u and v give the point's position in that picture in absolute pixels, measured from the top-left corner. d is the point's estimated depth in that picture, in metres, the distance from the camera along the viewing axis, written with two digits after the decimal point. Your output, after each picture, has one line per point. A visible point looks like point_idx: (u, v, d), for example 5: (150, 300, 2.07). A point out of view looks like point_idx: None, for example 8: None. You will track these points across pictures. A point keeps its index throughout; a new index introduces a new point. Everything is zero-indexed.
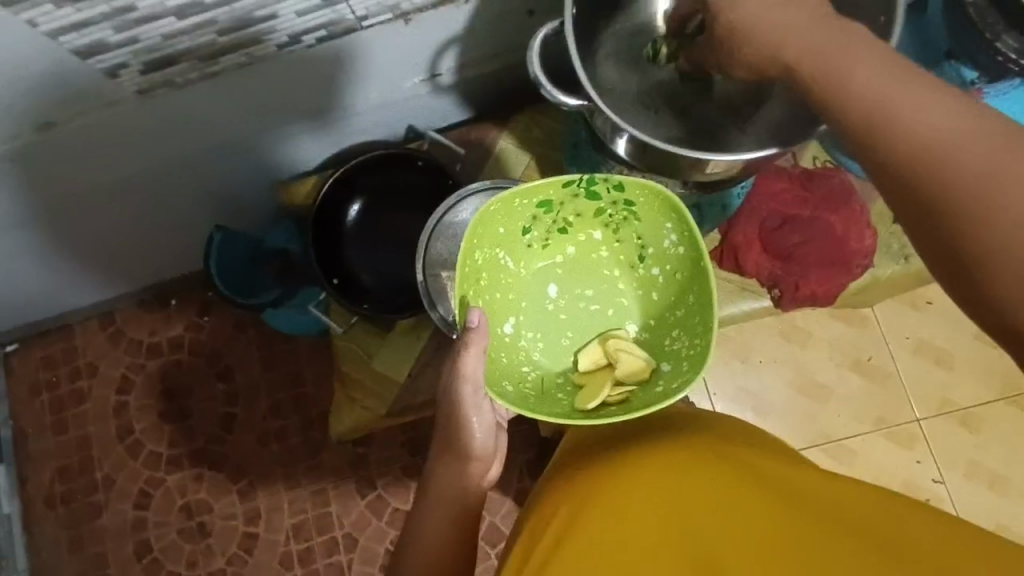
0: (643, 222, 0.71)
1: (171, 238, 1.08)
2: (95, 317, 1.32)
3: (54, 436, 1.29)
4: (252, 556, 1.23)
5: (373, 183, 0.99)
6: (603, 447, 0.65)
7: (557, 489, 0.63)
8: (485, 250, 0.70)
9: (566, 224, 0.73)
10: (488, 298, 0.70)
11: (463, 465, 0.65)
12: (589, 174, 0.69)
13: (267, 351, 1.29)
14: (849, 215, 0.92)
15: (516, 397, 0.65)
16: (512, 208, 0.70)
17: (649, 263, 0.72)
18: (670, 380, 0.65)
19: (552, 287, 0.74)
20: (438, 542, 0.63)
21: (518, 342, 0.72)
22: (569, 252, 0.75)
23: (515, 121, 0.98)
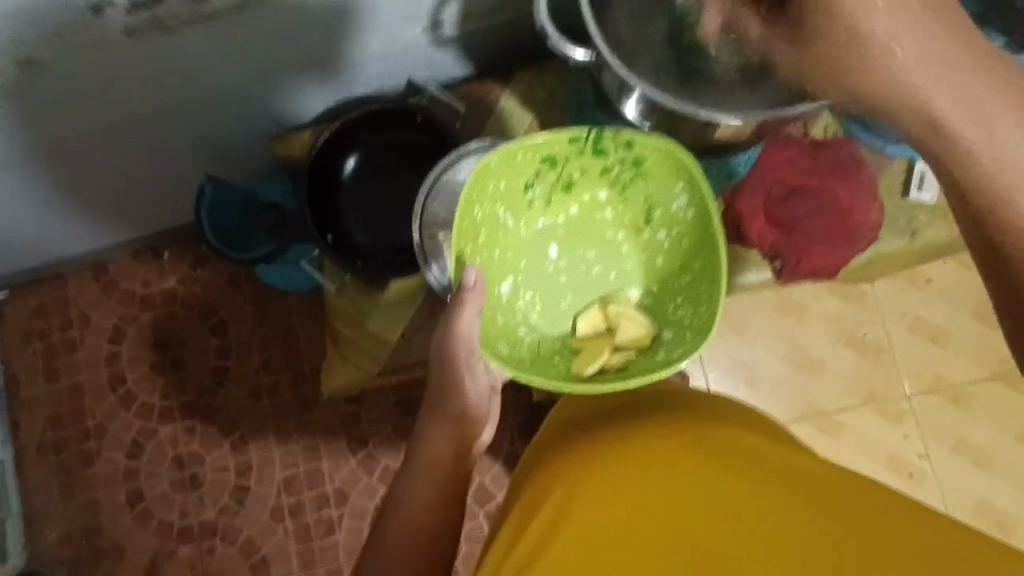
0: (651, 183, 0.73)
1: (162, 187, 1.06)
2: (87, 266, 1.30)
3: (45, 384, 1.28)
4: (243, 508, 1.25)
5: (370, 139, 0.97)
6: (609, 419, 0.65)
7: (551, 463, 0.63)
8: (484, 208, 0.71)
9: (571, 181, 0.74)
10: (484, 257, 0.71)
11: (454, 426, 0.67)
12: (598, 130, 0.70)
13: (260, 307, 1.28)
14: (856, 187, 0.91)
15: (509, 359, 0.68)
16: (514, 162, 0.71)
17: (656, 227, 0.74)
18: (670, 349, 0.70)
19: (552, 248, 0.76)
20: (427, 509, 0.63)
21: (515, 303, 0.73)
22: (572, 211, 0.76)
23: (518, 79, 0.95)
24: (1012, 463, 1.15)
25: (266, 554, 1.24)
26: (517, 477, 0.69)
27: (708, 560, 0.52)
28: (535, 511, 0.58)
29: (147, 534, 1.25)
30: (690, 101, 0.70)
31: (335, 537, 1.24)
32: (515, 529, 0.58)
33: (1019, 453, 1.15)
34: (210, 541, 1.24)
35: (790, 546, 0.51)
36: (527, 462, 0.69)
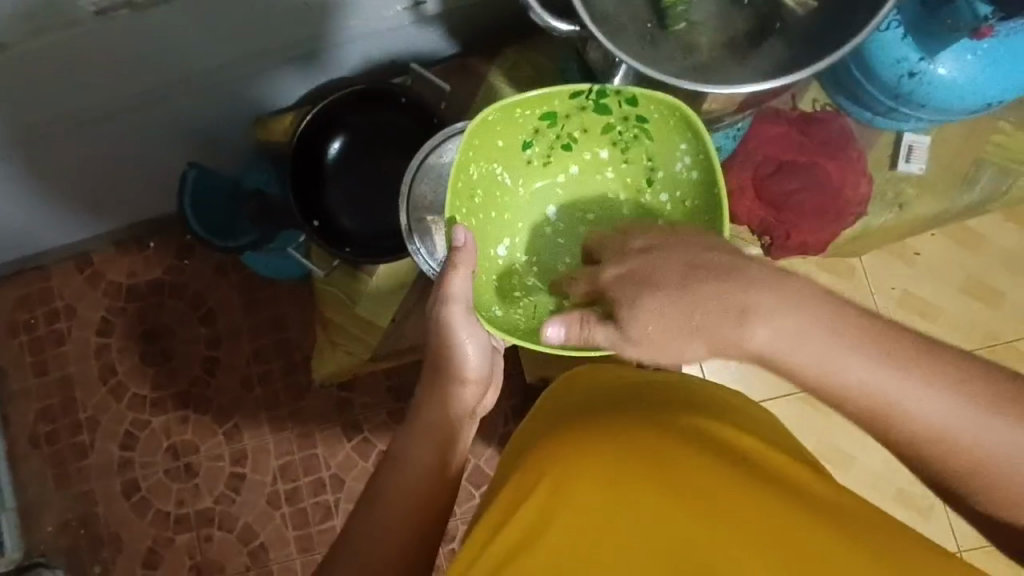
0: (656, 142, 0.73)
1: (144, 175, 1.04)
2: (71, 257, 1.28)
3: (34, 377, 1.27)
4: (240, 496, 1.25)
5: (355, 122, 0.95)
6: (609, 402, 0.65)
7: (545, 442, 0.62)
8: (480, 165, 0.74)
9: (570, 140, 0.76)
10: (480, 218, 0.75)
11: (451, 394, 0.66)
12: (600, 87, 0.71)
13: (249, 296, 1.27)
14: (845, 162, 0.90)
15: (501, 322, 0.72)
16: (512, 119, 0.73)
17: (658, 189, 0.75)
18: None
19: (551, 208, 0.78)
20: (415, 470, 0.61)
21: (511, 265, 0.77)
22: (572, 170, 0.78)
23: (504, 57, 0.93)
24: None
25: (264, 540, 1.24)
26: (507, 459, 0.68)
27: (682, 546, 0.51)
28: (530, 489, 0.57)
29: (144, 524, 1.25)
30: (682, 73, 0.68)
31: (332, 522, 1.25)
32: (507, 507, 0.57)
33: None
34: (208, 529, 1.25)
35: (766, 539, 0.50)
36: (522, 438, 0.69)
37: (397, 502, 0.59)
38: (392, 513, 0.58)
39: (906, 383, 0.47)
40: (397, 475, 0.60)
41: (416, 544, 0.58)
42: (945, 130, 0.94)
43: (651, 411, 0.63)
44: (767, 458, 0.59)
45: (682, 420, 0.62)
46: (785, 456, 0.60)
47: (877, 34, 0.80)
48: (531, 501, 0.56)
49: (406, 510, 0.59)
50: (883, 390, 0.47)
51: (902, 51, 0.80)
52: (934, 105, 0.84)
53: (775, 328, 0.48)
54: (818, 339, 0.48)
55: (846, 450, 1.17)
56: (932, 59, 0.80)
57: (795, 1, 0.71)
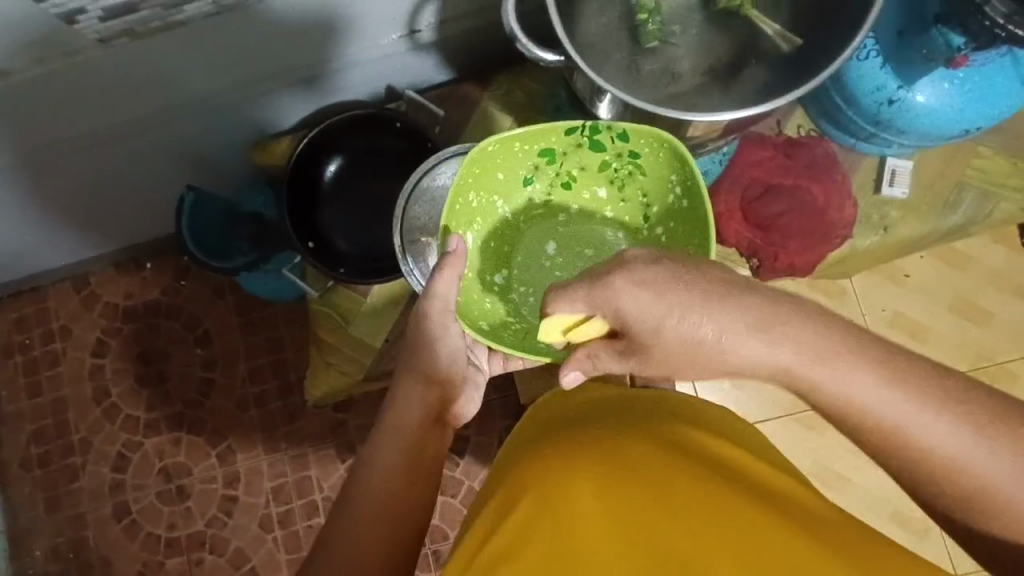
0: (649, 178, 0.75)
1: (143, 197, 1.05)
2: (68, 279, 1.29)
3: (27, 399, 1.27)
4: (232, 519, 1.24)
5: (351, 145, 0.97)
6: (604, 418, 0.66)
7: (521, 463, 0.63)
8: (480, 195, 0.76)
9: (570, 178, 0.78)
10: (476, 243, 0.77)
11: (423, 389, 0.67)
12: (593, 123, 0.73)
13: (245, 317, 1.27)
14: (830, 185, 0.91)
15: (488, 333, 0.74)
16: (512, 153, 0.75)
17: (653, 224, 0.77)
18: None
19: (551, 245, 0.80)
20: (392, 472, 0.61)
21: (506, 294, 0.78)
22: (572, 209, 0.79)
23: (497, 83, 0.95)
24: None
25: (256, 564, 1.23)
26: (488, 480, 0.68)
27: (675, 555, 0.51)
28: (508, 510, 0.58)
29: (135, 548, 1.23)
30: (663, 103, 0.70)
31: None
32: (493, 519, 0.58)
33: None
34: (199, 553, 1.23)
35: (756, 548, 0.51)
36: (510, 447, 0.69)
37: (370, 504, 0.59)
38: (365, 516, 0.58)
39: (912, 404, 0.48)
40: (370, 479, 0.60)
41: (392, 547, 0.56)
42: (929, 154, 0.96)
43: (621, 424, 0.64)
44: (737, 462, 0.60)
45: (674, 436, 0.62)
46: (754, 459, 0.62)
47: (856, 62, 0.82)
48: (509, 522, 0.57)
49: (378, 512, 0.58)
50: (884, 411, 0.48)
51: (881, 78, 0.82)
52: (913, 131, 0.86)
53: (794, 339, 0.51)
54: (826, 352, 0.50)
55: (842, 472, 1.17)
56: (910, 87, 0.82)
57: (778, 34, 0.72)
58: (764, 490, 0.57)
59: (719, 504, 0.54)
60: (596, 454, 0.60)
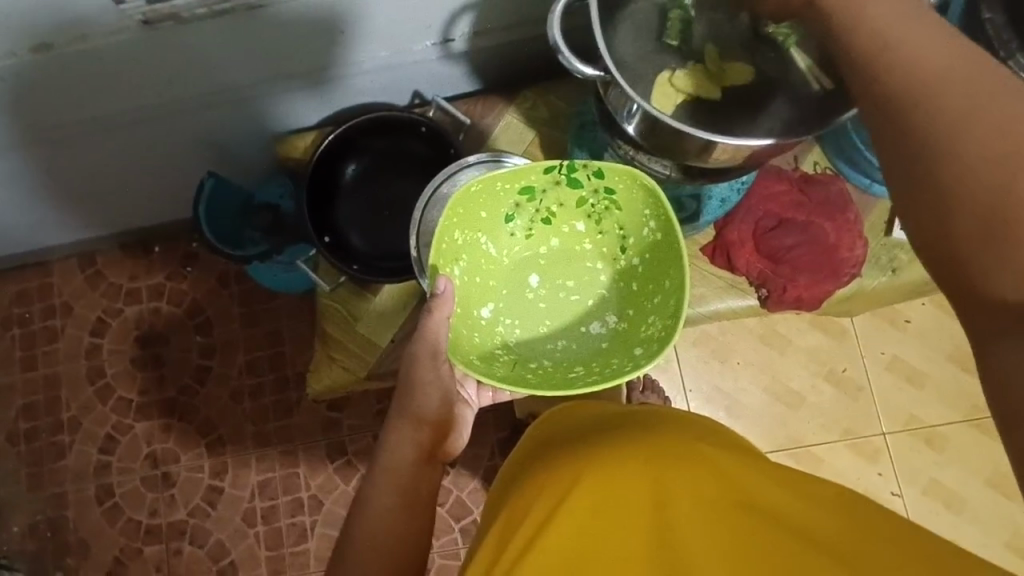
0: (624, 213, 0.76)
1: (161, 182, 1.07)
2: (76, 256, 1.30)
3: (21, 371, 1.27)
4: (215, 511, 1.23)
5: (375, 146, 0.98)
6: (592, 434, 0.64)
7: (539, 472, 0.63)
8: (465, 233, 0.76)
9: (550, 214, 0.78)
10: (466, 281, 0.76)
11: (414, 429, 0.68)
12: (570, 161, 0.74)
13: (248, 308, 1.28)
14: (842, 224, 0.92)
15: (479, 367, 0.72)
16: (494, 192, 0.76)
17: (631, 254, 0.77)
18: (641, 358, 0.72)
19: (533, 277, 0.79)
20: (388, 510, 0.63)
21: (493, 327, 0.77)
22: (553, 243, 0.79)
23: (522, 98, 0.97)
24: (981, 508, 1.16)
25: (235, 558, 1.22)
26: (498, 485, 0.69)
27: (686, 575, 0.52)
28: (521, 517, 0.58)
29: (114, 532, 1.22)
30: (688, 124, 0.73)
31: (306, 545, 1.22)
32: (495, 551, 0.57)
33: (988, 497, 1.16)
34: (178, 542, 1.22)
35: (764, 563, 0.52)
36: (508, 473, 0.68)
37: (369, 543, 0.61)
38: (371, 556, 0.61)
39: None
40: (367, 518, 0.63)
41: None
42: None
43: (659, 439, 0.61)
44: (775, 499, 0.57)
45: (669, 438, 0.61)
46: (796, 495, 0.58)
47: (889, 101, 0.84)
48: (518, 536, 0.57)
49: (375, 551, 0.61)
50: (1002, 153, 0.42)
51: None
52: None
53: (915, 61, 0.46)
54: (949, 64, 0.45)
55: None
56: None
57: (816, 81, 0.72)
58: (795, 529, 0.54)
59: (735, 552, 0.54)
60: (617, 470, 0.58)
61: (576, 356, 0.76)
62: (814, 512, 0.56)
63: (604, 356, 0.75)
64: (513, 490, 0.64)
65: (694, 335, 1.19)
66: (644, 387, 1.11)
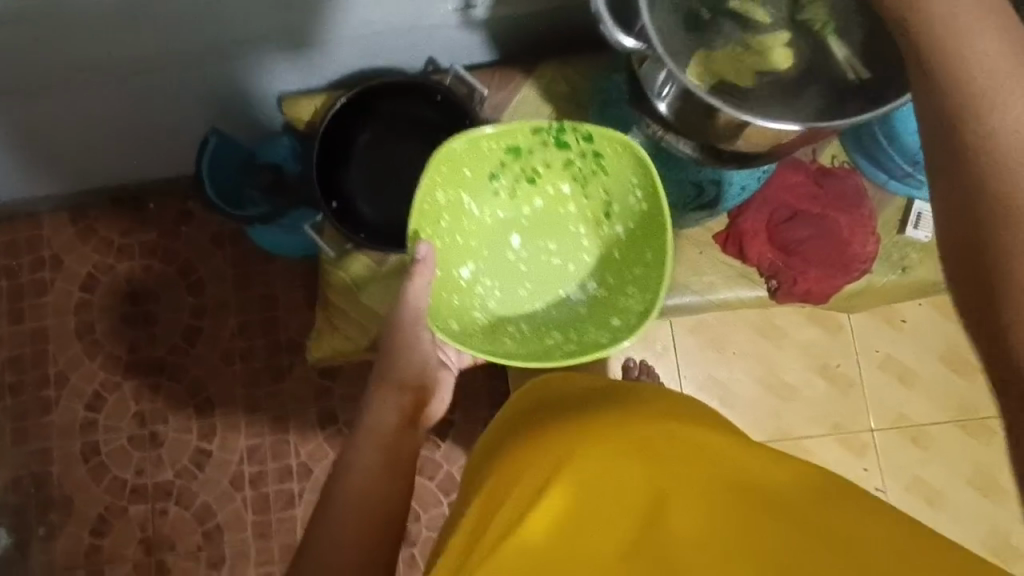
0: (611, 178, 0.75)
1: (160, 134, 1.04)
2: (67, 208, 1.26)
3: (7, 324, 1.25)
4: (202, 473, 1.22)
5: (387, 111, 0.96)
6: (582, 407, 0.65)
7: (528, 440, 0.63)
8: (447, 192, 0.75)
9: (535, 174, 0.77)
10: (444, 239, 0.75)
11: (396, 393, 0.71)
12: (559, 123, 0.73)
13: (243, 271, 1.26)
14: (857, 218, 0.92)
15: (459, 335, 0.71)
16: (479, 151, 0.74)
17: (615, 221, 0.76)
18: (618, 330, 0.72)
19: (514, 238, 0.78)
20: (370, 472, 0.63)
21: (473, 288, 0.76)
22: (536, 204, 0.78)
23: (541, 73, 0.94)
24: (961, 507, 1.18)
25: (221, 521, 1.22)
26: (481, 447, 0.70)
27: (673, 550, 0.53)
28: (509, 488, 0.59)
29: (98, 490, 1.22)
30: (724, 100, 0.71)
31: (294, 511, 1.22)
32: (483, 514, 0.58)
33: (968, 496, 1.19)
34: (163, 502, 1.22)
35: (753, 543, 0.52)
36: (497, 438, 0.69)
37: (350, 503, 0.60)
38: (350, 519, 0.59)
39: None
40: (350, 479, 0.62)
41: (380, 551, 0.58)
42: None
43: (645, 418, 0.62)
44: (764, 479, 0.57)
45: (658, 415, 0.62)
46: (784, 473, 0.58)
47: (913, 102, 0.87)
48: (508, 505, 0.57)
49: (357, 515, 0.59)
50: None
51: None
52: None
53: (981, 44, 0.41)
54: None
55: None
56: None
57: (853, 71, 0.71)
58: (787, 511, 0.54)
59: (722, 526, 0.54)
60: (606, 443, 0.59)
61: (554, 321, 0.76)
62: (812, 497, 0.55)
63: (581, 323, 0.75)
64: (500, 459, 0.64)
65: (692, 322, 1.20)
66: (638, 371, 1.12)
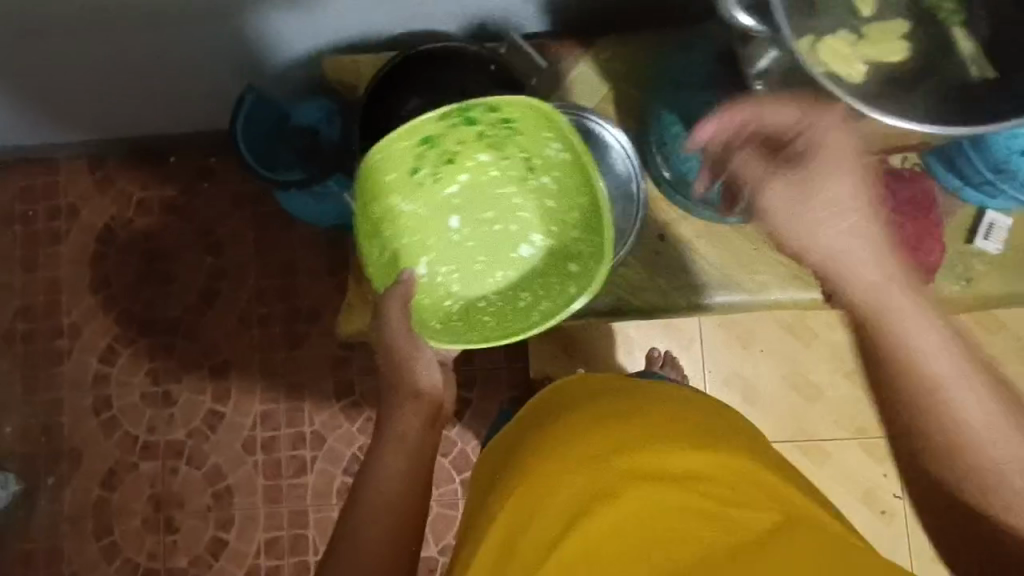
0: (525, 136, 0.70)
1: (188, 84, 0.99)
2: (85, 156, 1.23)
3: (21, 271, 1.22)
4: (215, 434, 1.21)
5: (434, 78, 0.90)
6: (615, 403, 0.64)
7: (561, 433, 0.62)
8: (377, 210, 0.70)
9: (450, 155, 0.71)
10: (394, 248, 0.75)
11: (412, 402, 0.70)
12: (463, 104, 0.64)
13: (264, 234, 1.23)
14: (925, 225, 0.92)
15: (441, 333, 0.76)
16: (392, 156, 0.67)
17: (540, 174, 0.74)
18: (574, 282, 0.75)
19: (452, 218, 0.78)
20: (397, 476, 0.63)
21: (433, 280, 0.79)
22: (461, 178, 0.75)
23: (600, 47, 0.93)
24: None
25: (231, 483, 1.21)
26: (502, 447, 0.68)
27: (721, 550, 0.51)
28: (549, 487, 0.57)
29: (109, 444, 1.21)
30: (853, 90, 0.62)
31: (305, 478, 1.21)
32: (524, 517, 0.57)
33: None
34: (174, 461, 1.21)
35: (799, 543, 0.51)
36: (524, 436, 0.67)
37: (378, 506, 0.61)
38: (378, 518, 0.61)
39: None
40: (376, 482, 0.63)
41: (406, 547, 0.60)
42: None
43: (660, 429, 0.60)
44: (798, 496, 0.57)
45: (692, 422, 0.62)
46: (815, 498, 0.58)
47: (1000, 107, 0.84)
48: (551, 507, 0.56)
49: (385, 516, 0.61)
50: None
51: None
52: None
53: None
54: None
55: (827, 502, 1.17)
56: None
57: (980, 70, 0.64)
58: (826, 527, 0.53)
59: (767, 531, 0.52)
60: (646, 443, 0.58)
61: (515, 282, 0.81)
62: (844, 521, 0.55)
63: (540, 277, 0.80)
64: (529, 456, 0.62)
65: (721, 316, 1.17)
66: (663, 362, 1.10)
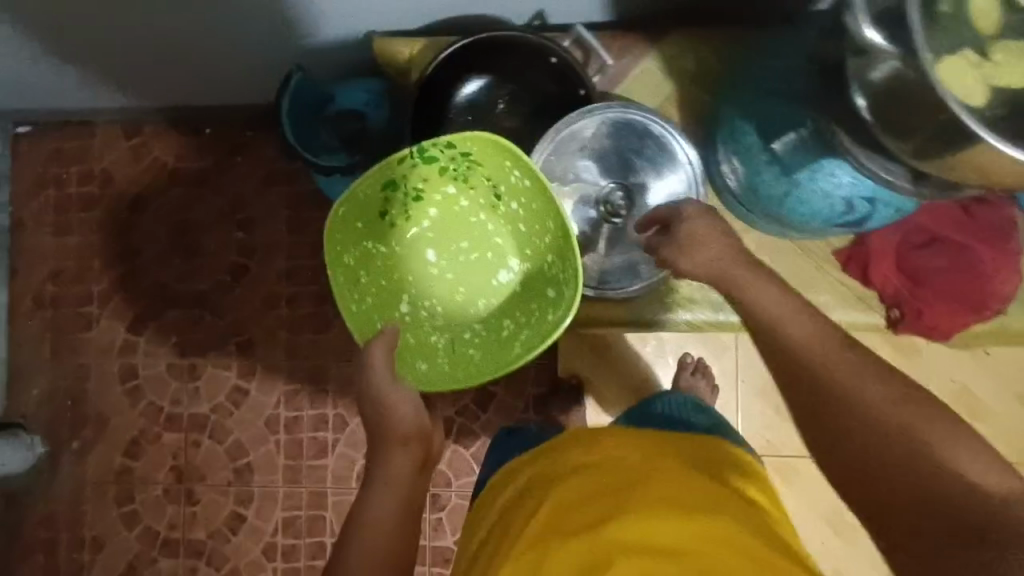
0: (485, 166, 0.78)
1: (228, 56, 0.97)
2: (121, 121, 1.21)
3: (53, 235, 1.22)
4: (238, 411, 1.21)
5: (497, 71, 0.93)
6: (632, 469, 0.55)
7: (568, 501, 0.54)
8: (351, 249, 0.79)
9: (418, 191, 0.80)
10: (372, 291, 0.80)
11: (398, 449, 0.66)
12: (418, 145, 0.75)
13: (297, 212, 1.21)
14: (1002, 253, 0.95)
15: (428, 376, 0.76)
16: (360, 201, 0.77)
17: (507, 200, 0.80)
18: (554, 306, 0.75)
19: (430, 252, 0.83)
20: (384, 524, 0.62)
21: (418, 315, 0.82)
22: (432, 213, 0.82)
23: (669, 43, 0.96)
24: None
25: (252, 460, 1.21)
26: (511, 494, 0.62)
27: None
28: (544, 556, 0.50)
29: (133, 413, 1.21)
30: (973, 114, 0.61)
31: (326, 460, 1.20)
32: None
33: None
34: (197, 434, 1.21)
35: None
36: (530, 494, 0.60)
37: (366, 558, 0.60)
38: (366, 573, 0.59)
39: None
40: (363, 533, 0.61)
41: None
42: None
43: (666, 499, 0.51)
44: None
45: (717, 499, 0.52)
46: None
47: None
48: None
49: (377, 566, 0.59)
50: None
51: None
52: None
53: None
54: None
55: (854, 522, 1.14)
56: None
57: None
58: None
59: None
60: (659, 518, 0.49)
61: (498, 309, 0.82)
62: None
63: (521, 301, 0.80)
64: (532, 516, 0.55)
65: None
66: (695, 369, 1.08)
